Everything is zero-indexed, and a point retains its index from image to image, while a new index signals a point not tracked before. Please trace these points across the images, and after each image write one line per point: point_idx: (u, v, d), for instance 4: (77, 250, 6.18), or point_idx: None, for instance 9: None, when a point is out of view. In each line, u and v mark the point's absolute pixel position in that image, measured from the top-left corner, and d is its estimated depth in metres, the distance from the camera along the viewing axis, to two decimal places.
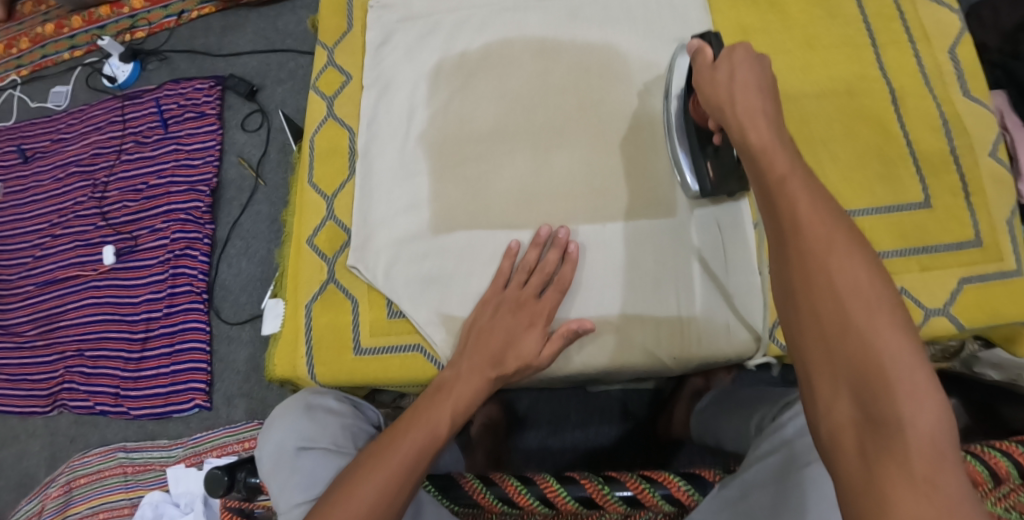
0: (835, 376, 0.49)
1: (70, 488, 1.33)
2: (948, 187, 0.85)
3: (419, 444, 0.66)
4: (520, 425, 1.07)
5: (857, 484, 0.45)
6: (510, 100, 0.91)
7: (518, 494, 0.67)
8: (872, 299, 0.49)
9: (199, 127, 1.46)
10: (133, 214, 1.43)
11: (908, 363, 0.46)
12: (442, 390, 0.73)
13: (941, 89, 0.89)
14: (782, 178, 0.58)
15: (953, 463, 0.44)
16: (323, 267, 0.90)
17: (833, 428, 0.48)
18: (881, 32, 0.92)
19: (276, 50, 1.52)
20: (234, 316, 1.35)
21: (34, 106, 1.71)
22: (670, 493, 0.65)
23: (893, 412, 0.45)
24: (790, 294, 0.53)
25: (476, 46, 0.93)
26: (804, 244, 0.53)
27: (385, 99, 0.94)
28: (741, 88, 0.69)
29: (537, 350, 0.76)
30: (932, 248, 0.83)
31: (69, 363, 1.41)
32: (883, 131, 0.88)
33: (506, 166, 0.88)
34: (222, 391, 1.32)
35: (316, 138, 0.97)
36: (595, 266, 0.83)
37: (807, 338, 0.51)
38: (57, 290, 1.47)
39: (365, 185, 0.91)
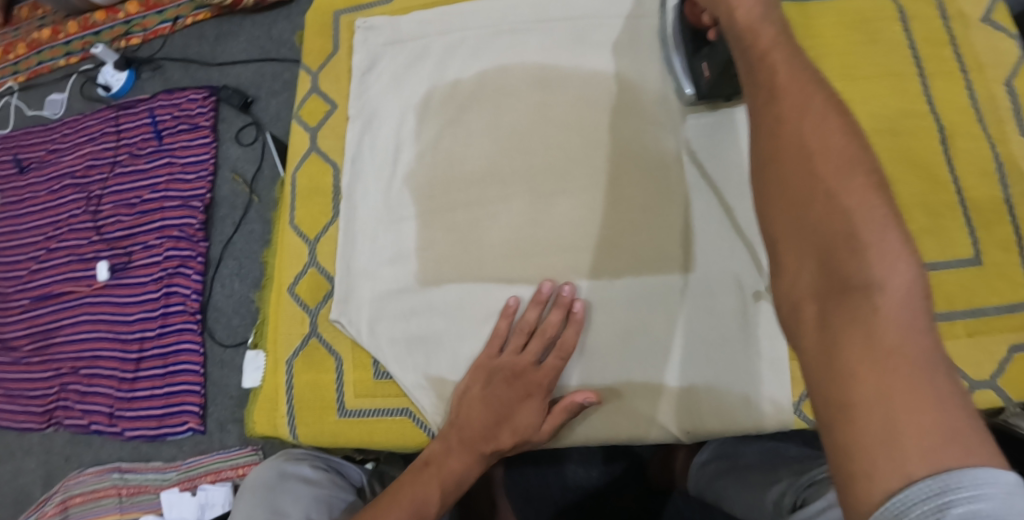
0: (802, 244, 0.53)
1: (65, 507, 1.31)
2: (999, 241, 0.80)
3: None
4: (520, 460, 1.04)
5: (817, 353, 0.49)
6: (507, 139, 0.85)
7: None
8: (842, 160, 0.54)
9: (193, 139, 1.42)
10: (127, 229, 1.39)
11: (878, 226, 0.50)
12: (431, 465, 0.70)
13: (996, 128, 0.83)
14: (764, 52, 0.64)
15: (922, 330, 0.46)
16: (305, 319, 0.86)
17: (798, 298, 0.53)
18: (929, 61, 0.86)
19: (271, 58, 1.47)
20: (229, 339, 1.31)
21: (30, 114, 1.69)
22: None
23: (861, 278, 0.49)
24: (766, 167, 0.58)
25: (468, 75, 0.88)
26: (778, 112, 0.59)
27: (370, 133, 0.90)
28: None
29: (535, 425, 0.72)
30: (981, 311, 0.79)
31: (64, 380, 1.39)
32: (931, 178, 0.82)
33: (501, 213, 0.83)
34: (215, 416, 1.29)
35: (297, 174, 0.93)
36: (596, 335, 0.78)
37: (781, 211, 0.56)
38: (52, 306, 1.44)
39: (350, 228, 0.87)
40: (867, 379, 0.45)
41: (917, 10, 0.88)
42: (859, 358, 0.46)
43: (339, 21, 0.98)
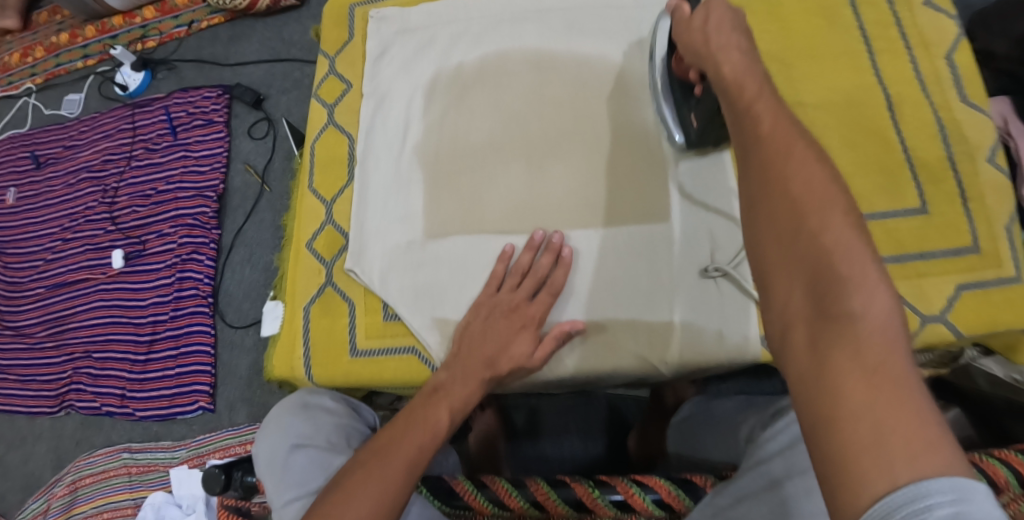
0: (790, 269, 0.52)
1: (75, 487, 1.37)
2: (946, 194, 0.85)
3: (420, 443, 0.63)
4: (519, 436, 1.08)
5: (804, 374, 0.48)
6: (506, 116, 0.92)
7: (509, 496, 0.61)
8: (824, 197, 0.53)
9: (207, 134, 1.49)
10: (141, 219, 1.46)
11: (858, 257, 0.49)
12: (439, 391, 0.72)
13: (939, 95, 0.89)
14: (750, 102, 0.63)
15: (903, 352, 0.45)
16: (322, 270, 0.93)
17: (787, 324, 0.51)
18: (878, 40, 0.92)
19: (281, 59, 1.54)
20: (239, 321, 1.37)
21: (48, 113, 1.76)
22: (660, 498, 0.59)
23: (845, 306, 0.48)
24: (751, 200, 0.57)
25: (471, 59, 0.96)
26: (766, 158, 0.57)
27: (382, 111, 0.97)
28: (716, 29, 0.73)
29: (529, 352, 0.77)
30: (929, 254, 0.83)
31: (77, 364, 1.45)
32: (884, 141, 0.88)
33: (500, 179, 0.90)
34: (224, 396, 1.33)
35: (316, 145, 1.00)
36: (585, 284, 0.84)
37: (767, 239, 0.54)
38: (66, 293, 1.50)
39: (362, 192, 0.93)
40: (855, 395, 0.44)
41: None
42: (850, 381, 0.45)
43: (354, 13, 1.06)
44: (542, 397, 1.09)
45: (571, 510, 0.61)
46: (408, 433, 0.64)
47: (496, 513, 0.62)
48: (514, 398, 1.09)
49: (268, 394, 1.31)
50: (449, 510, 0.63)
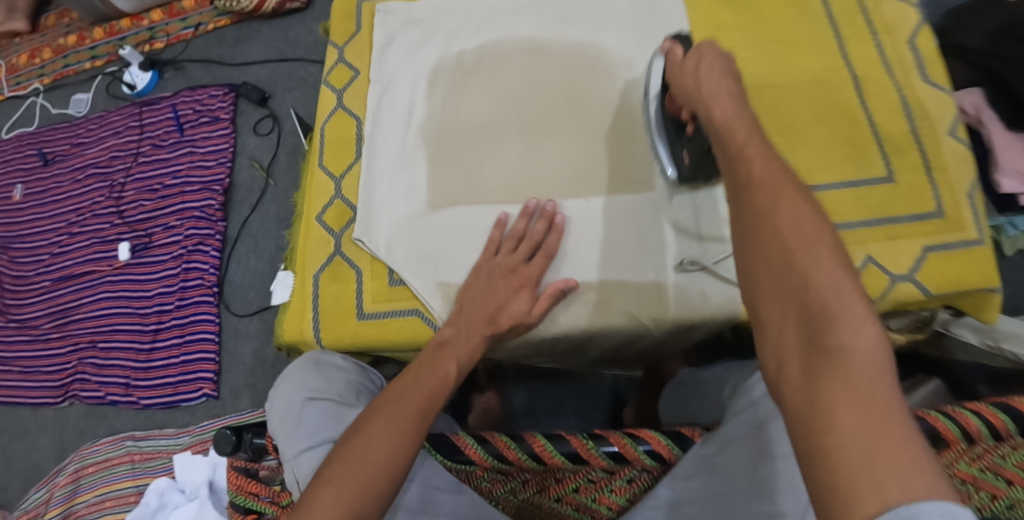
0: (782, 305, 0.51)
1: (78, 477, 1.37)
2: (911, 163, 0.85)
3: (430, 392, 0.66)
4: (519, 418, 1.11)
5: (797, 406, 0.47)
6: (505, 98, 0.94)
7: (508, 450, 0.65)
8: (813, 234, 0.53)
9: (213, 131, 1.53)
10: (148, 212, 1.49)
11: (848, 295, 0.49)
12: (445, 345, 0.72)
13: (902, 75, 0.89)
14: (741, 144, 0.64)
15: (893, 385, 0.45)
16: (330, 241, 0.93)
17: (779, 359, 0.50)
18: (846, 26, 0.92)
19: (287, 59, 1.60)
20: (243, 310, 1.40)
21: (56, 113, 1.80)
22: (651, 449, 0.64)
23: (836, 339, 0.47)
24: (743, 238, 0.57)
25: (471, 46, 0.97)
26: (753, 196, 0.58)
27: (388, 95, 0.98)
28: (707, 75, 0.75)
29: (527, 309, 0.78)
30: (896, 218, 0.83)
31: (82, 354, 1.47)
32: (851, 117, 0.87)
33: (498, 155, 0.91)
34: (229, 383, 1.36)
35: (325, 127, 1.00)
36: (582, 250, 0.85)
37: (758, 274, 0.54)
38: (72, 285, 1.53)
39: (370, 170, 0.94)
40: (848, 423, 0.43)
41: None
42: (843, 410, 0.44)
43: (362, 7, 1.08)
44: (541, 381, 1.13)
45: (569, 463, 0.64)
46: (419, 384, 0.66)
47: (496, 465, 0.66)
48: (514, 382, 1.13)
49: (271, 381, 1.35)
50: (451, 462, 0.68)
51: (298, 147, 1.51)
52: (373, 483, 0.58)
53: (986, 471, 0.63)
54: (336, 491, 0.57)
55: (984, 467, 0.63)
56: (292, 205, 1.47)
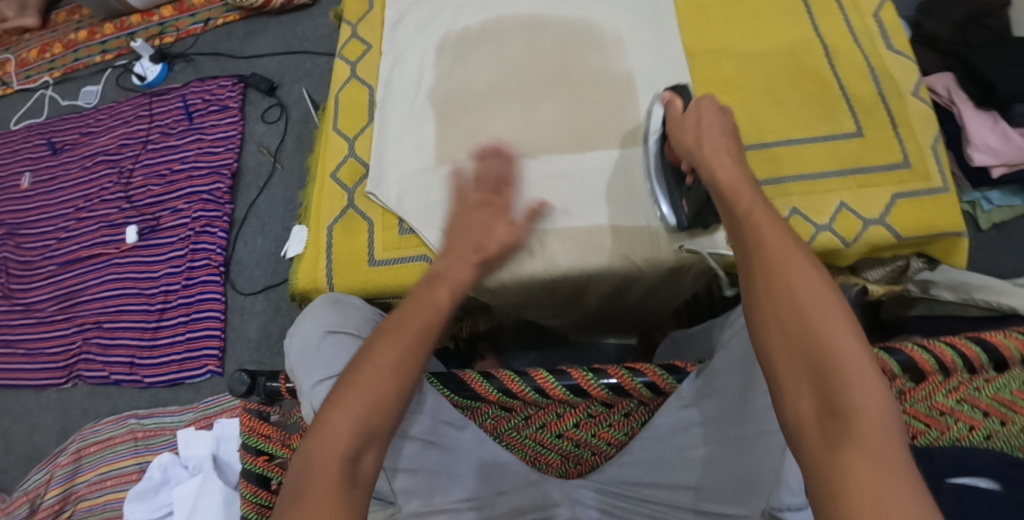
0: (796, 368, 0.55)
1: (79, 456, 1.37)
2: (878, 122, 0.89)
3: (426, 320, 0.67)
4: None
5: (818, 463, 0.52)
6: (507, 66, 0.95)
7: (513, 384, 0.70)
8: (825, 302, 0.56)
9: (222, 119, 1.58)
10: (156, 197, 1.53)
11: (858, 358, 0.54)
12: (438, 276, 0.72)
13: (869, 45, 0.94)
14: (748, 210, 0.65)
15: (898, 442, 0.51)
16: (344, 196, 0.92)
17: (796, 416, 0.55)
18: (816, 3, 0.97)
19: (294, 51, 1.66)
20: (249, 288, 1.44)
21: (65, 104, 1.82)
22: (648, 380, 0.70)
23: (847, 401, 0.52)
24: (756, 301, 0.59)
25: (475, 23, 0.98)
26: (765, 259, 0.60)
27: (399, 66, 0.98)
28: (707, 131, 0.76)
29: (509, 235, 0.79)
30: (867, 169, 0.86)
31: (87, 334, 1.49)
32: (821, 83, 0.91)
33: (500, 116, 0.92)
34: (233, 359, 1.39)
35: (340, 94, 1.00)
36: (571, 198, 0.87)
37: (772, 336, 0.57)
38: (79, 268, 1.55)
39: (382, 131, 0.94)
40: (864, 488, 0.48)
41: None
42: (862, 475, 0.49)
43: None
44: (540, 352, 1.18)
45: (570, 395, 0.71)
46: (417, 313, 0.67)
47: (504, 400, 0.71)
48: (513, 351, 1.18)
49: (276, 356, 1.38)
50: (458, 397, 0.72)
51: (305, 133, 1.56)
52: (380, 408, 0.61)
53: (962, 402, 0.73)
54: (342, 415, 0.59)
55: (959, 398, 0.73)
56: (298, 188, 1.51)
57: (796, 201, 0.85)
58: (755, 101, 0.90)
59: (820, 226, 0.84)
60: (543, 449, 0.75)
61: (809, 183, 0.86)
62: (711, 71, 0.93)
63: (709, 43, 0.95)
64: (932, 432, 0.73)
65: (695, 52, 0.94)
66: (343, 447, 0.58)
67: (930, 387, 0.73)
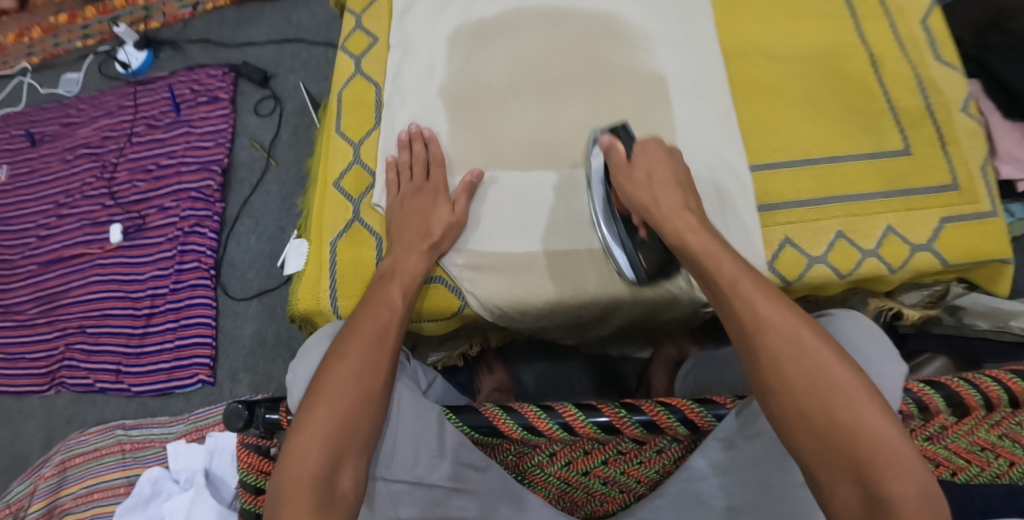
0: (831, 462, 0.54)
1: (64, 468, 1.28)
2: (925, 138, 0.82)
3: (382, 319, 0.66)
4: (527, 396, 1.09)
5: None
6: (526, 62, 0.87)
7: (539, 420, 0.63)
8: (845, 386, 0.55)
9: (212, 111, 1.50)
10: (141, 194, 1.45)
11: (893, 442, 0.53)
12: (388, 274, 0.72)
13: (916, 54, 0.87)
14: (733, 280, 0.62)
15: None
16: (349, 207, 0.84)
17: (840, 512, 0.53)
18: (861, 5, 0.89)
19: (289, 40, 1.58)
20: (242, 292, 1.37)
21: (44, 92, 1.70)
22: (684, 416, 0.63)
23: (892, 494, 0.51)
24: (769, 391, 0.57)
25: (492, 14, 0.90)
26: (773, 349, 0.58)
27: (409, 59, 0.90)
28: (661, 185, 0.72)
29: (451, 212, 0.78)
30: (914, 191, 0.79)
31: (69, 340, 1.40)
32: (864, 90, 0.84)
33: (518, 117, 0.84)
34: (226, 366, 1.32)
35: (343, 91, 0.91)
36: (561, 217, 0.80)
37: (798, 430, 0.55)
38: (61, 269, 1.46)
39: (392, 132, 0.86)
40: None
41: None
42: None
43: None
44: (550, 362, 1.12)
45: (602, 433, 0.64)
46: (369, 316, 0.66)
47: (527, 437, 0.64)
48: (523, 360, 1.12)
49: (270, 363, 1.31)
50: (477, 435, 0.65)
51: (301, 127, 1.49)
52: (346, 426, 0.57)
53: (1002, 437, 0.67)
54: (306, 438, 0.56)
55: (1001, 433, 0.67)
56: (296, 186, 1.45)
57: (841, 223, 0.78)
58: (793, 108, 0.83)
59: (866, 251, 0.77)
60: (568, 487, 0.69)
61: (853, 204, 0.79)
62: (747, 74, 0.85)
63: (745, 44, 0.87)
64: (974, 469, 0.67)
65: (729, 53, 0.87)
66: (314, 474, 0.55)
67: (972, 422, 0.66)
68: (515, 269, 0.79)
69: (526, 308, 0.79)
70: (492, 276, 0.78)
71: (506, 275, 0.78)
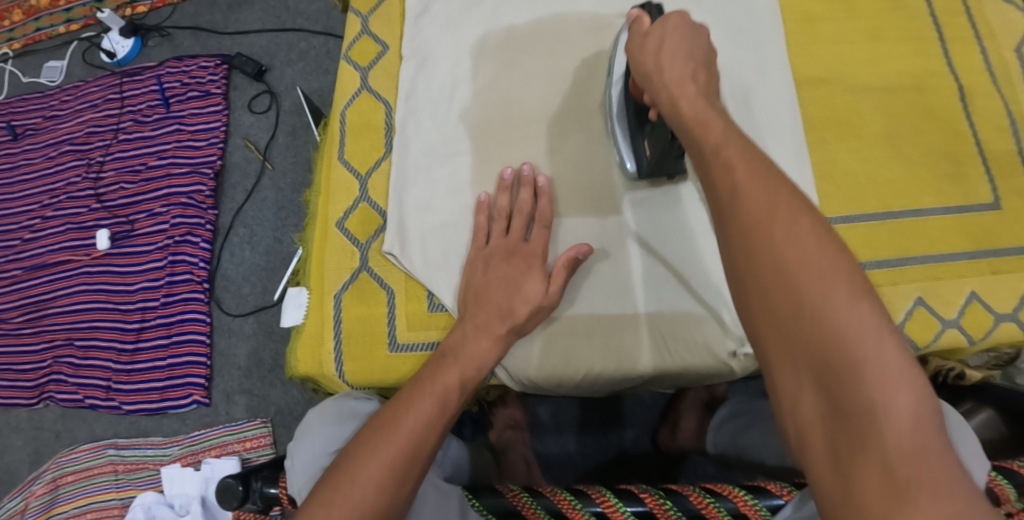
0: (796, 363, 0.43)
1: (56, 486, 1.21)
2: (1016, 188, 0.77)
3: (427, 417, 0.58)
4: (542, 430, 1.00)
5: (829, 488, 0.41)
6: (565, 80, 0.80)
7: (573, 510, 0.56)
8: (823, 266, 0.44)
9: (204, 107, 1.40)
10: (130, 196, 1.35)
11: (875, 340, 0.41)
12: (449, 356, 0.64)
13: (1009, 89, 0.81)
14: (715, 147, 0.53)
15: (936, 449, 0.39)
16: (355, 254, 0.78)
17: (801, 425, 0.43)
18: (947, 27, 0.83)
19: (286, 29, 1.46)
20: (237, 308, 1.28)
21: (26, 82, 1.56)
22: (735, 508, 0.55)
23: (863, 404, 0.40)
24: (737, 272, 0.48)
25: (524, 21, 0.82)
26: (745, 222, 0.47)
27: (424, 73, 0.82)
28: (670, 59, 0.64)
29: (542, 291, 0.69)
30: (1002, 251, 0.75)
31: (57, 353, 1.29)
32: (952, 130, 0.79)
33: (559, 150, 0.78)
34: (221, 387, 1.25)
35: (346, 111, 0.84)
36: (608, 276, 0.74)
37: (762, 322, 0.46)
38: (46, 276, 1.35)
39: (402, 163, 0.80)
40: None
41: None
42: (881, 508, 0.38)
43: None
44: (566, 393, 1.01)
45: None
46: (416, 403, 0.58)
47: None
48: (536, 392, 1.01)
49: (268, 386, 1.24)
50: None
51: (299, 127, 1.39)
52: None
53: None
54: None
55: None
56: (294, 192, 1.35)
57: (920, 289, 0.74)
58: (878, 152, 0.78)
59: (947, 321, 0.73)
60: None
61: (932, 266, 0.74)
62: (825, 108, 0.80)
63: (821, 69, 0.81)
64: None
65: (803, 81, 0.81)
66: None
67: None
68: (555, 338, 0.73)
69: (562, 381, 0.73)
70: (529, 347, 0.73)
71: (542, 344, 0.73)
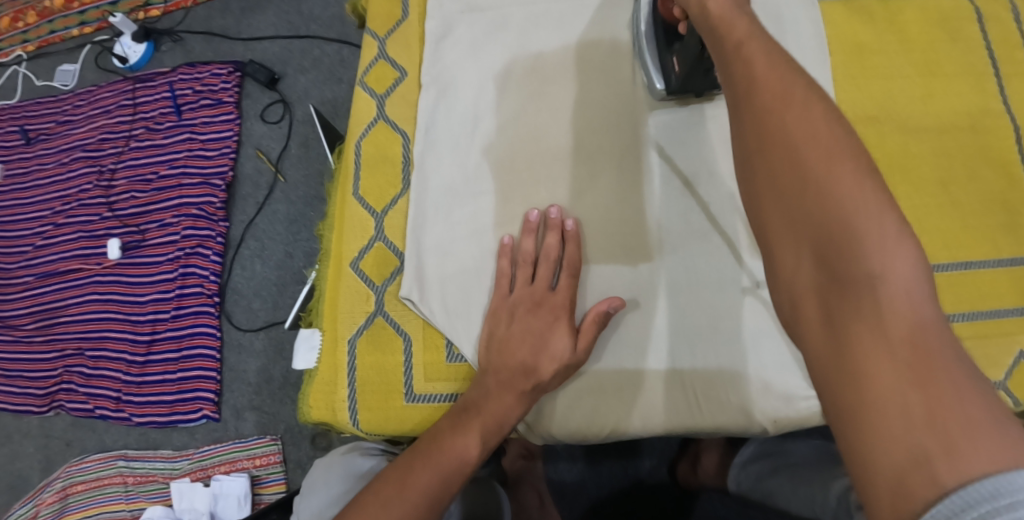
0: (798, 236, 0.44)
1: (65, 495, 1.21)
2: None
3: (440, 474, 0.60)
4: (555, 454, 0.98)
5: (817, 349, 0.42)
6: (594, 112, 0.77)
7: None
8: (828, 142, 0.44)
9: (215, 115, 1.38)
10: (141, 205, 1.34)
11: (877, 211, 0.41)
12: (470, 409, 0.64)
13: None
14: (739, 41, 0.52)
15: (933, 318, 0.39)
16: (370, 297, 0.76)
17: (795, 296, 0.44)
18: (1004, 61, 0.80)
19: (300, 35, 1.44)
20: (248, 323, 1.27)
21: (39, 85, 1.54)
22: None
23: (861, 271, 0.41)
24: (746, 152, 0.48)
25: (553, 47, 0.79)
26: (759, 110, 0.48)
27: (446, 101, 0.80)
28: None
29: (569, 348, 0.67)
30: None
31: (68, 362, 1.28)
32: (1008, 174, 0.77)
33: (587, 190, 0.75)
34: (230, 403, 1.24)
35: (361, 142, 0.81)
36: (637, 330, 0.71)
37: (766, 195, 0.46)
38: (58, 283, 1.34)
39: (421, 202, 0.77)
40: (881, 379, 0.38)
41: (993, 12, 0.82)
42: (873, 363, 0.38)
43: None
44: None
45: None
46: (429, 458, 0.61)
47: None
48: None
49: (279, 403, 1.22)
50: None
51: (311, 138, 1.37)
52: None
53: None
54: None
55: None
56: (308, 206, 1.33)
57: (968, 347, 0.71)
58: (930, 198, 0.75)
59: (994, 382, 0.70)
60: None
61: (983, 323, 0.72)
62: (875, 148, 0.77)
63: (872, 107, 0.79)
64: None
65: (853, 119, 0.78)
66: None
67: None
68: (581, 395, 0.71)
69: (585, 437, 0.71)
70: (553, 402, 0.71)
71: (567, 400, 0.71)
